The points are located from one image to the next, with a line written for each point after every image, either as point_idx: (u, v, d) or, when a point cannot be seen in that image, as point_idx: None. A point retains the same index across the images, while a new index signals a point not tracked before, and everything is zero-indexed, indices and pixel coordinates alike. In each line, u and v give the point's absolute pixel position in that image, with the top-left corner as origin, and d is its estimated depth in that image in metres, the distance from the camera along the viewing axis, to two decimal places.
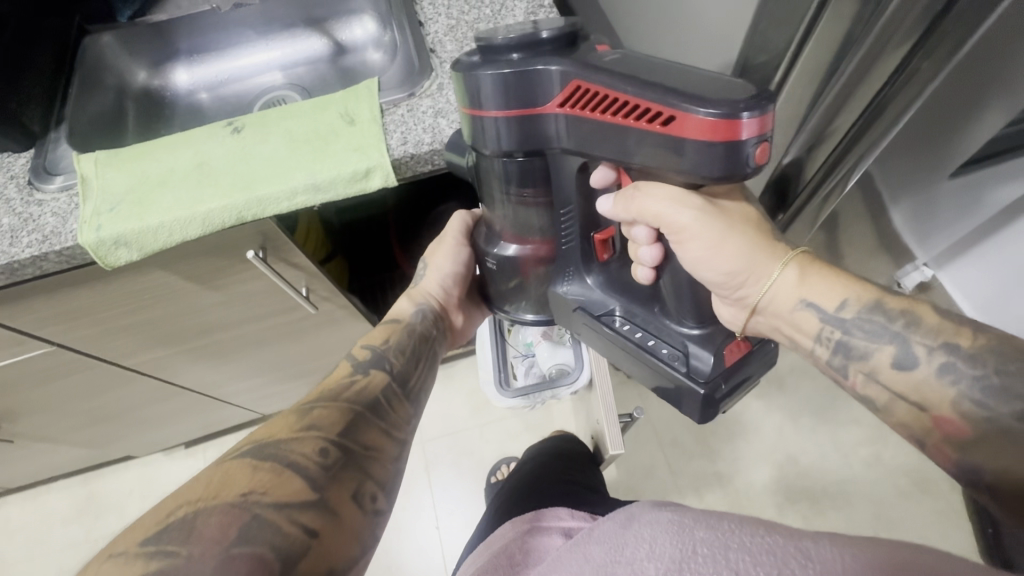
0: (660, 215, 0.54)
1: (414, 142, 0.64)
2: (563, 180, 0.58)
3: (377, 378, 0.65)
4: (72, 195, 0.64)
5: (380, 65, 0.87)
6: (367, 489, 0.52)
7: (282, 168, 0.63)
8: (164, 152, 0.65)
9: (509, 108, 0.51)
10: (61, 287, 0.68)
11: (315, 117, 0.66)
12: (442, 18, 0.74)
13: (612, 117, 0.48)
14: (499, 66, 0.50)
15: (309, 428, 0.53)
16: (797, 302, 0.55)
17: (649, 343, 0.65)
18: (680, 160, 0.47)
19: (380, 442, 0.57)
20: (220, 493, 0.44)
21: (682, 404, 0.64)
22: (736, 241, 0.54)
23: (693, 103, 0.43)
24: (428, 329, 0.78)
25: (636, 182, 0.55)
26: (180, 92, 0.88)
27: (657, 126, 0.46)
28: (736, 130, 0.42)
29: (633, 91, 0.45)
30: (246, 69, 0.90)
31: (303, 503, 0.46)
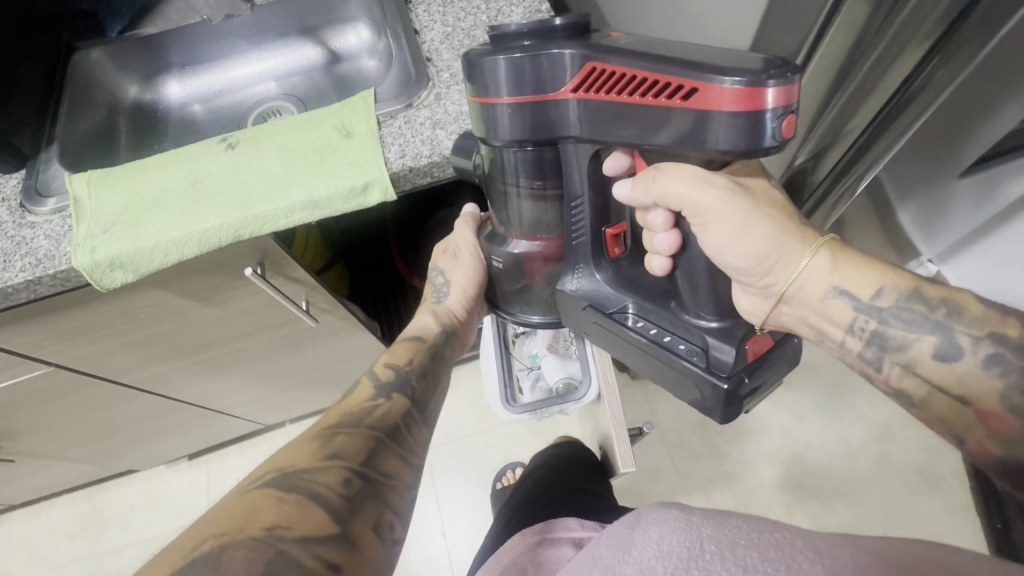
0: (681, 197, 0.52)
1: (412, 155, 0.63)
2: (575, 171, 0.57)
3: (399, 402, 0.64)
4: (65, 216, 0.63)
5: (376, 75, 0.86)
6: (387, 518, 0.51)
7: (278, 183, 0.62)
8: (158, 170, 0.64)
9: (522, 94, 0.50)
10: (56, 309, 0.67)
11: (311, 131, 0.65)
12: (438, 25, 0.73)
13: (629, 96, 0.47)
14: (512, 51, 0.49)
15: (331, 457, 0.52)
16: (829, 290, 0.54)
17: (666, 339, 0.62)
18: (702, 137, 0.45)
19: (399, 469, 0.56)
20: (246, 526, 0.44)
21: (704, 403, 0.61)
22: (762, 226, 0.53)
23: (716, 73, 0.41)
24: (444, 344, 0.78)
25: (656, 163, 0.54)
26: (173, 105, 0.87)
27: (678, 101, 0.44)
28: (762, 99, 0.40)
29: (651, 67, 0.44)
30: (240, 80, 0.88)
31: (327, 535, 0.46)
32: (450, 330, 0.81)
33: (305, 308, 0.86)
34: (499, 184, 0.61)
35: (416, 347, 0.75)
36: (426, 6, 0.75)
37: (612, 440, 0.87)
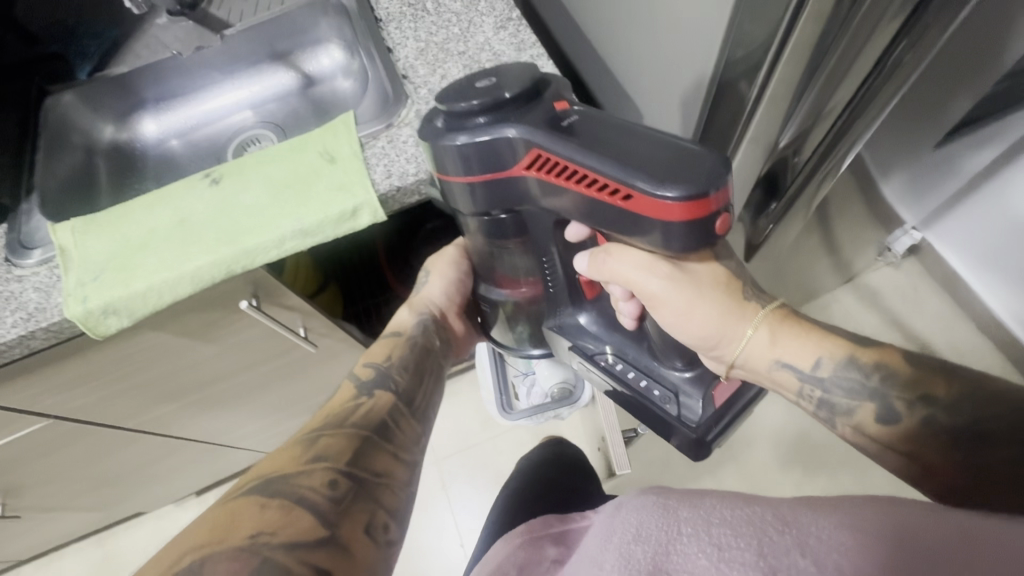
0: (631, 283, 0.55)
1: (398, 174, 0.62)
2: (540, 233, 0.59)
3: (382, 399, 0.63)
4: (52, 267, 0.62)
5: (353, 94, 0.86)
6: (379, 519, 0.51)
7: (265, 216, 0.62)
8: (143, 212, 0.63)
9: (480, 174, 0.52)
10: (52, 361, 0.66)
11: (294, 158, 0.64)
12: (410, 41, 0.73)
13: (575, 184, 0.48)
14: (463, 136, 0.49)
15: (316, 458, 0.53)
16: (773, 363, 0.54)
17: (642, 384, 0.67)
18: (643, 232, 0.47)
19: (393, 467, 0.56)
20: (229, 535, 0.45)
21: (675, 442, 0.66)
22: (706, 307, 0.54)
23: (653, 186, 0.42)
24: (433, 337, 0.76)
25: (607, 244, 0.58)
26: (151, 143, 0.86)
27: (619, 200, 0.45)
28: (697, 212, 0.42)
29: (595, 165, 0.45)
30: (217, 112, 0.88)
31: (316, 540, 0.46)
32: (431, 320, 0.77)
33: (303, 334, 0.86)
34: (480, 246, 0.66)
35: (398, 339, 0.73)
36: (397, 23, 0.75)
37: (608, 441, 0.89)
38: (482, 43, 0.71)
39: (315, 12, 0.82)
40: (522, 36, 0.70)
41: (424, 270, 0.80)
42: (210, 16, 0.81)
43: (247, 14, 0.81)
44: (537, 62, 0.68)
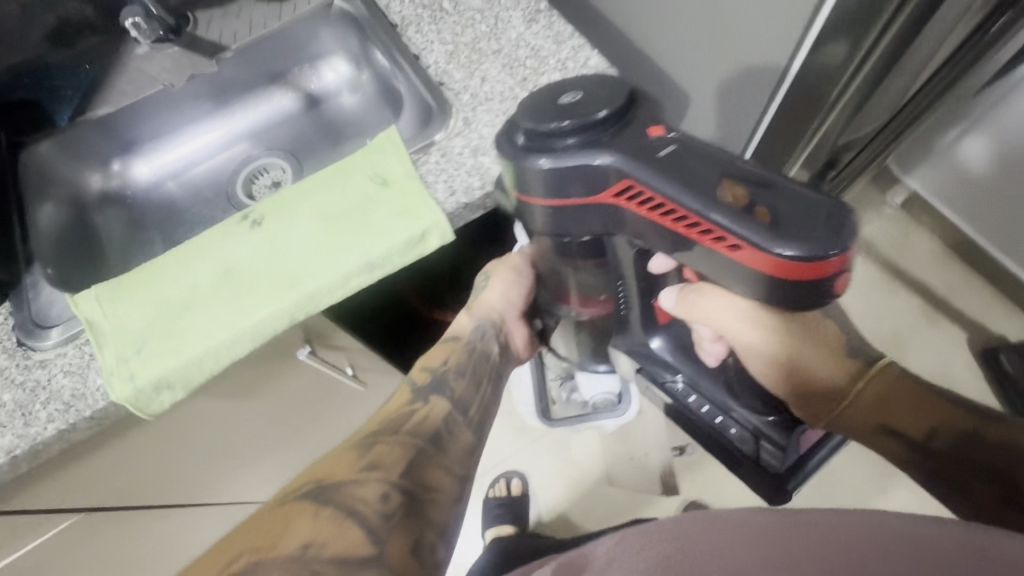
0: (729, 326, 0.54)
1: (463, 190, 0.58)
2: (618, 257, 0.55)
3: (439, 406, 0.57)
4: (80, 345, 0.54)
5: (363, 112, 0.80)
6: (428, 537, 0.46)
7: (324, 255, 0.56)
8: (178, 268, 0.56)
9: (562, 201, 0.46)
10: (89, 451, 0.58)
11: (343, 185, 0.58)
12: (436, 45, 0.67)
13: (675, 223, 0.44)
14: (552, 163, 0.44)
15: (371, 466, 0.48)
16: (883, 424, 0.52)
17: (717, 420, 0.70)
18: (743, 278, 0.45)
19: (444, 481, 0.51)
20: (279, 542, 0.41)
21: (748, 470, 0.66)
22: (805, 361, 0.53)
23: (773, 241, 0.40)
24: (492, 342, 0.68)
25: (699, 285, 0.56)
26: (144, 187, 0.77)
27: (726, 247, 0.42)
28: (816, 271, 0.40)
29: (703, 210, 0.41)
30: (214, 145, 0.80)
31: (366, 553, 0.42)
32: (491, 320, 0.69)
33: (350, 372, 0.80)
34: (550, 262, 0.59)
35: (456, 343, 0.66)
36: (416, 27, 0.69)
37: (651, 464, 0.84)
38: (516, 39, 0.66)
39: (316, 24, 0.75)
40: (557, 28, 0.66)
41: (484, 273, 0.72)
42: (199, 39, 0.73)
43: (242, 33, 0.73)
44: (581, 53, 0.64)
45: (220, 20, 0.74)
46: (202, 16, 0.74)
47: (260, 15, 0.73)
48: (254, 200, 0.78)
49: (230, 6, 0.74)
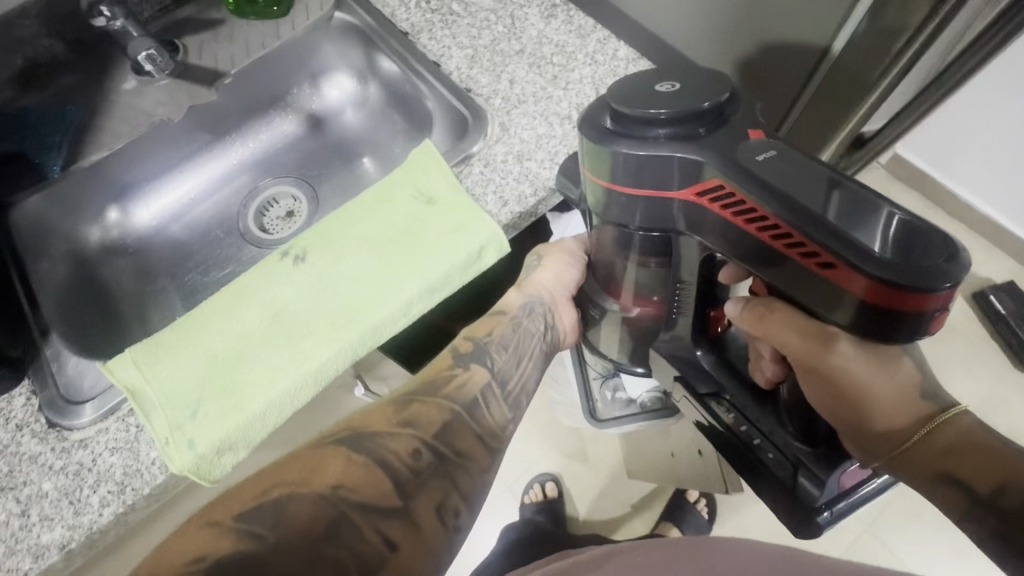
0: (792, 346, 0.44)
1: (515, 199, 0.55)
2: (686, 256, 0.47)
3: (478, 376, 0.50)
4: (122, 418, 0.49)
5: (362, 132, 0.75)
6: (454, 500, 0.41)
7: (379, 285, 0.52)
8: (223, 318, 0.52)
9: (640, 190, 0.42)
10: (139, 530, 0.52)
11: (387, 209, 0.55)
12: (454, 50, 0.64)
13: (754, 228, 0.39)
14: (640, 147, 0.40)
15: (405, 423, 0.43)
16: (939, 475, 0.42)
17: (773, 454, 0.49)
18: (818, 300, 0.40)
19: (476, 449, 0.45)
20: (312, 478, 0.38)
21: (771, 505, 0.51)
22: (886, 395, 0.43)
23: (865, 260, 0.35)
24: (539, 327, 0.58)
25: (770, 298, 0.45)
26: (145, 234, 0.71)
27: (812, 264, 0.38)
28: (909, 301, 0.35)
29: (795, 218, 0.37)
30: (216, 181, 0.74)
31: (393, 507, 0.38)
32: (541, 300, 0.59)
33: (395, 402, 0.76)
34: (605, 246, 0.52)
35: (503, 317, 0.56)
36: (428, 33, 0.65)
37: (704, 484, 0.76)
38: (538, 37, 0.64)
39: (316, 38, 0.70)
40: (578, 22, 0.64)
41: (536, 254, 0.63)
42: (193, 66, 0.67)
43: (239, 57, 0.68)
44: (608, 45, 0.62)
45: (212, 44, 0.68)
46: (191, 42, 0.68)
47: (256, 34, 0.68)
48: (269, 232, 0.73)
49: (221, 29, 0.69)
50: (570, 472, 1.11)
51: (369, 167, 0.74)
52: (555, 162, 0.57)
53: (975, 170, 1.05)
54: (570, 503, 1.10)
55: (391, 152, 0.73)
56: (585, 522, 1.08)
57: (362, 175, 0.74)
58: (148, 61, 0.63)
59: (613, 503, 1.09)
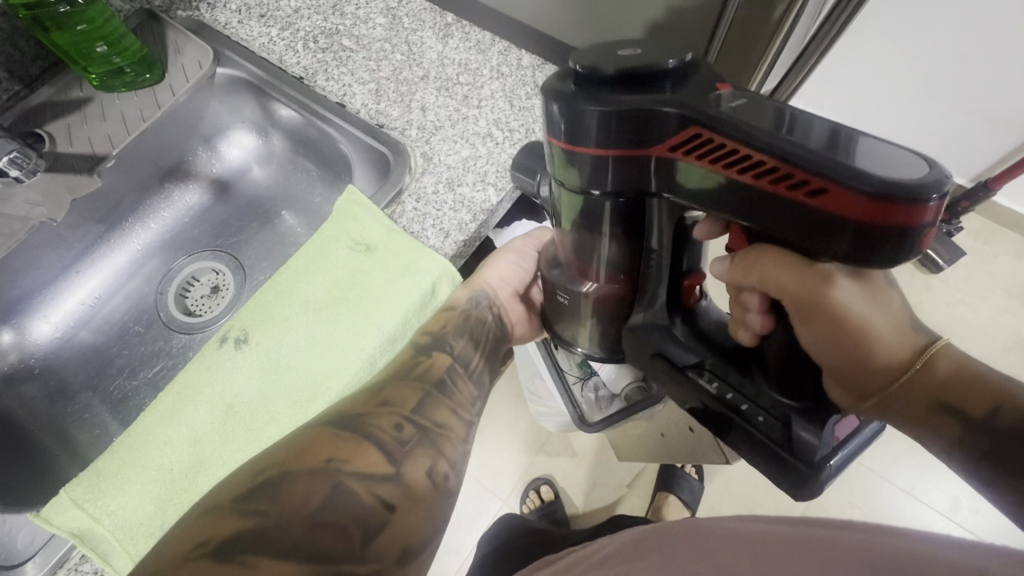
0: (783, 285, 0.39)
1: (455, 227, 0.54)
2: (662, 221, 0.43)
3: (441, 358, 0.48)
4: (74, 568, 0.43)
5: (273, 185, 0.70)
6: (441, 466, 0.41)
7: (336, 349, 0.49)
8: (170, 426, 0.47)
9: (606, 151, 0.37)
10: None
11: (325, 268, 0.52)
12: (356, 86, 0.61)
13: (732, 170, 0.34)
14: (602, 105, 0.35)
15: (384, 402, 0.42)
16: (936, 406, 0.38)
17: (748, 412, 0.45)
18: (805, 235, 0.35)
19: (453, 421, 0.45)
20: (304, 453, 0.37)
21: (764, 469, 0.45)
22: (877, 327, 0.39)
23: (855, 174, 0.30)
24: (487, 319, 0.54)
25: (756, 242, 0.40)
26: (51, 349, 0.63)
27: (798, 194, 0.33)
28: (906, 215, 0.30)
29: (780, 146, 0.32)
30: (121, 272, 0.67)
31: (385, 473, 0.38)
32: (487, 296, 0.56)
33: None
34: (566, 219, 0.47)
35: (450, 312, 0.51)
36: (325, 73, 0.62)
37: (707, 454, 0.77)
38: (438, 59, 0.63)
39: (201, 99, 0.64)
40: (475, 38, 0.63)
41: (485, 257, 0.61)
42: (63, 155, 0.58)
43: (118, 133, 0.60)
44: (511, 55, 0.62)
45: (82, 127, 0.60)
46: (56, 128, 0.60)
47: (131, 107, 0.61)
48: (195, 313, 0.67)
49: (89, 108, 0.61)
50: (561, 470, 1.11)
51: (290, 221, 0.69)
52: (486, 182, 0.56)
53: (866, 108, 1.12)
54: (569, 500, 1.10)
55: (312, 202, 0.68)
56: (585, 514, 1.09)
57: (286, 232, 0.68)
58: (11, 167, 0.54)
59: (608, 488, 1.11)
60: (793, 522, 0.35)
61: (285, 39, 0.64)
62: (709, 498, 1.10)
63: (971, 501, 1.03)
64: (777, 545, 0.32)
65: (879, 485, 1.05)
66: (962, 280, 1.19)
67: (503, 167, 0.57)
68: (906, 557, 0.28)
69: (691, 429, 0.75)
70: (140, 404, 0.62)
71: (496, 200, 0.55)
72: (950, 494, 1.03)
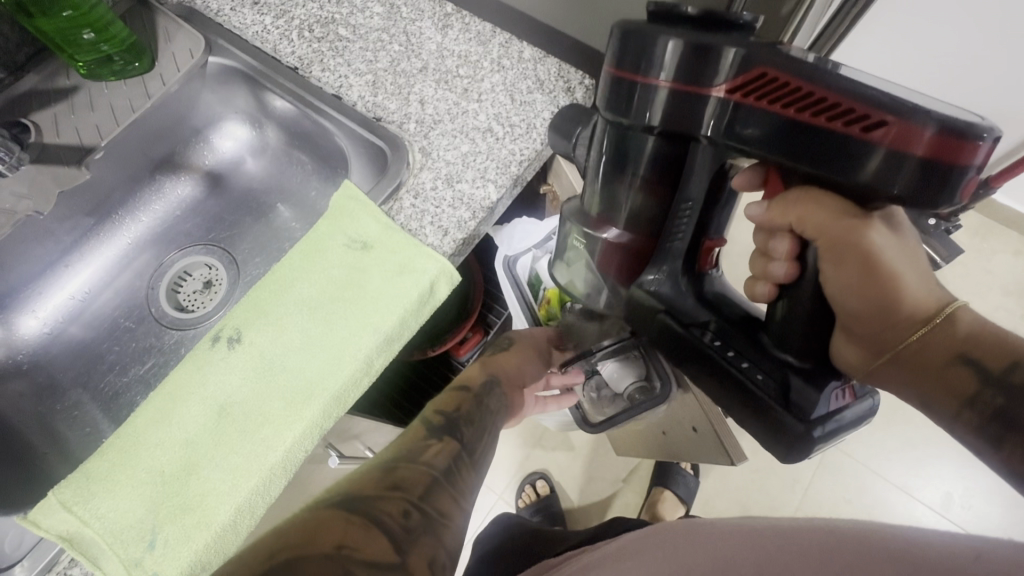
0: (820, 226, 0.40)
1: (454, 224, 0.53)
2: (701, 175, 0.44)
3: (447, 448, 0.43)
4: (63, 572, 0.44)
5: (267, 178, 0.68)
6: (443, 557, 0.34)
7: (332, 350, 0.48)
8: (161, 426, 0.47)
9: (677, 85, 0.39)
10: None
11: (321, 266, 0.51)
12: (352, 77, 0.60)
13: (793, 109, 0.36)
14: (678, 39, 0.37)
15: (393, 485, 0.37)
16: (954, 358, 0.37)
17: (744, 368, 0.44)
18: (856, 176, 0.35)
19: (454, 509, 0.38)
20: (313, 539, 0.31)
21: (755, 431, 0.45)
22: (905, 277, 0.39)
23: (922, 110, 0.32)
24: (494, 403, 0.53)
25: (796, 187, 0.42)
26: (40, 345, 0.61)
27: (855, 130, 0.34)
28: (960, 149, 0.32)
29: (846, 86, 0.34)
30: (111, 267, 0.65)
31: (390, 563, 0.32)
32: (499, 380, 0.57)
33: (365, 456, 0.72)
34: (608, 166, 0.48)
35: (466, 394, 0.52)
36: (321, 64, 0.60)
37: (715, 457, 0.73)
38: (438, 50, 0.61)
39: (193, 89, 0.62)
40: (475, 28, 0.62)
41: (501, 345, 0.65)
42: (50, 146, 0.57)
43: (107, 124, 0.58)
44: (512, 47, 0.61)
45: (69, 117, 0.58)
46: (42, 118, 0.58)
47: (120, 97, 0.59)
48: (187, 309, 0.65)
49: (76, 97, 0.59)
50: (557, 465, 1.11)
51: (284, 214, 0.67)
52: (487, 178, 0.55)
53: None
54: (564, 495, 1.10)
55: (307, 196, 0.66)
56: (581, 508, 1.10)
57: (280, 226, 0.67)
58: None
59: (604, 483, 1.11)
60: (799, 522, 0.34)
61: (280, 28, 0.62)
62: (703, 493, 1.10)
63: (963, 497, 1.03)
64: (778, 540, 0.31)
65: (871, 482, 1.06)
66: (960, 279, 1.19)
67: (503, 163, 0.55)
68: (902, 545, 0.27)
69: (695, 429, 0.72)
70: (131, 402, 0.61)
71: (496, 197, 0.54)
72: (942, 491, 1.04)
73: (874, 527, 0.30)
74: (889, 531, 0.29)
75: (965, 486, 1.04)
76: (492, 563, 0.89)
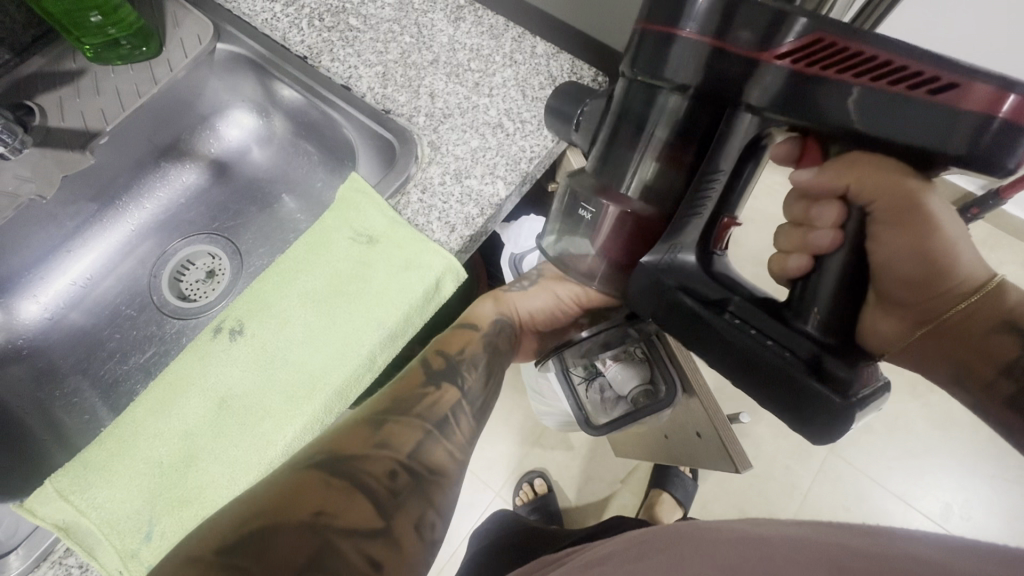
0: (879, 188, 0.39)
1: (461, 221, 0.52)
2: (737, 142, 0.44)
3: (450, 394, 0.46)
4: (58, 561, 0.43)
5: (272, 167, 0.68)
6: (430, 515, 0.37)
7: (336, 346, 0.47)
8: (161, 417, 0.46)
9: (723, 45, 0.39)
10: None
11: (327, 259, 0.50)
12: (362, 68, 0.59)
13: (850, 70, 0.37)
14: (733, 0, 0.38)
15: (382, 444, 0.39)
16: (999, 325, 0.38)
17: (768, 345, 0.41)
18: (916, 136, 0.36)
19: (447, 462, 0.42)
20: (296, 502, 0.33)
21: (773, 409, 0.42)
22: (959, 245, 0.39)
23: (982, 70, 0.34)
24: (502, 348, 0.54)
25: (848, 150, 0.41)
26: (40, 331, 0.61)
27: (917, 89, 0.35)
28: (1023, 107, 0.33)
29: (907, 47, 0.35)
30: (112, 254, 0.65)
31: (374, 527, 0.34)
32: (511, 324, 0.58)
33: None
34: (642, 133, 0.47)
35: (471, 334, 0.53)
36: (330, 54, 0.59)
37: (719, 464, 0.72)
38: (449, 42, 0.60)
39: (200, 75, 0.62)
40: (489, 20, 0.60)
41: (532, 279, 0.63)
42: (55, 130, 0.56)
43: (112, 109, 0.57)
44: (524, 42, 0.59)
45: (75, 101, 0.58)
46: (48, 102, 0.57)
47: (127, 81, 0.59)
48: (190, 298, 0.65)
49: (82, 81, 0.58)
50: (556, 464, 1.11)
51: (291, 206, 0.66)
52: (495, 175, 0.54)
53: None
54: (562, 494, 1.10)
55: (313, 187, 0.65)
56: (578, 508, 1.09)
57: (285, 216, 0.66)
58: None
59: (602, 483, 1.11)
60: (803, 523, 0.33)
61: (289, 16, 0.61)
62: (701, 496, 1.09)
63: (962, 508, 1.03)
64: (788, 546, 0.30)
65: (870, 490, 1.05)
66: None
67: (513, 160, 0.55)
68: (915, 557, 0.27)
69: (698, 434, 0.71)
70: (130, 390, 0.61)
71: (505, 194, 0.53)
72: (942, 501, 1.03)
73: (885, 537, 0.29)
74: (903, 542, 0.28)
75: (965, 497, 1.03)
76: (489, 560, 0.88)
